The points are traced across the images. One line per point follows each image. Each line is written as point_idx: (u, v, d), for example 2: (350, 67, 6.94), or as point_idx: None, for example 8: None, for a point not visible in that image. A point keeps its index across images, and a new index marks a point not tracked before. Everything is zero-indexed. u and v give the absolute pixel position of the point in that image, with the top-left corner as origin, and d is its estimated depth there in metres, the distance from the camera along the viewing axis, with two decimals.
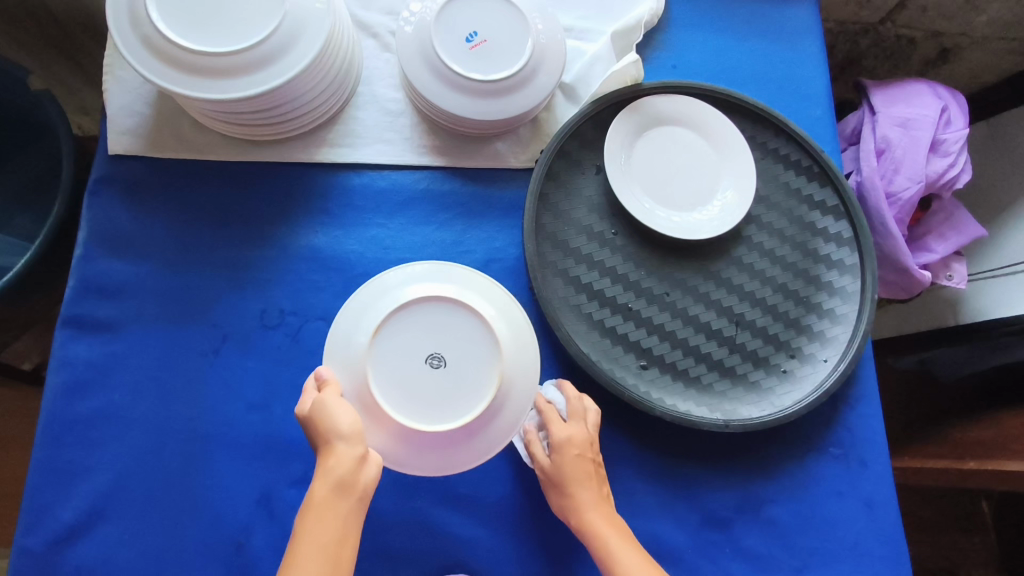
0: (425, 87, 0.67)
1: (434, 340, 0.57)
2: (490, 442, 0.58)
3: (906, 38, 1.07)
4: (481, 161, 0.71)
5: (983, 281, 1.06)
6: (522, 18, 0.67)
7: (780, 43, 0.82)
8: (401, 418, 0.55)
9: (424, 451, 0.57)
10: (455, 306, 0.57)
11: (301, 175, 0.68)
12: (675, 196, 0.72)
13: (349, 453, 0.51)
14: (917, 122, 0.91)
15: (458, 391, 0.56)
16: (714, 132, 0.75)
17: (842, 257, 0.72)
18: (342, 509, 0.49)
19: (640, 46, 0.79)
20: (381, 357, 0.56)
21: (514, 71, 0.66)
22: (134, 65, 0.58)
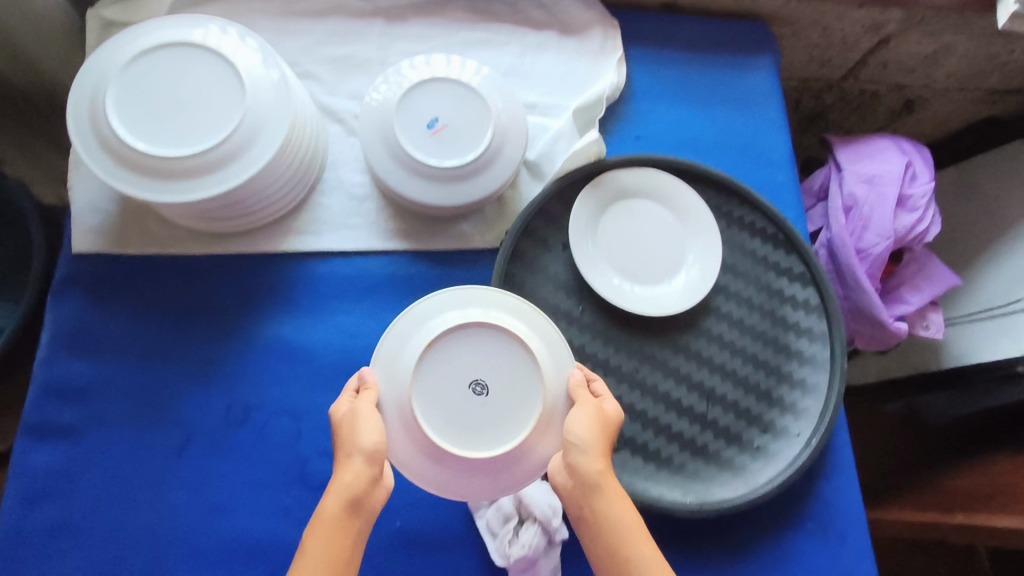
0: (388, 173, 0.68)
1: (482, 366, 0.55)
2: (515, 481, 0.55)
3: (870, 92, 1.09)
4: (447, 243, 0.71)
5: (964, 325, 1.07)
6: (483, 103, 0.68)
7: (742, 110, 0.83)
8: (432, 434, 0.53)
9: (447, 476, 0.55)
10: (503, 335, 0.55)
11: (266, 266, 0.69)
12: (643, 271, 0.72)
13: (364, 471, 0.50)
14: (883, 179, 0.93)
15: (498, 420, 0.54)
16: (680, 203, 0.75)
17: (811, 324, 0.72)
18: (352, 528, 0.49)
19: (604, 119, 0.80)
20: (429, 372, 0.55)
21: (475, 156, 0.67)
22: (93, 168, 0.59)
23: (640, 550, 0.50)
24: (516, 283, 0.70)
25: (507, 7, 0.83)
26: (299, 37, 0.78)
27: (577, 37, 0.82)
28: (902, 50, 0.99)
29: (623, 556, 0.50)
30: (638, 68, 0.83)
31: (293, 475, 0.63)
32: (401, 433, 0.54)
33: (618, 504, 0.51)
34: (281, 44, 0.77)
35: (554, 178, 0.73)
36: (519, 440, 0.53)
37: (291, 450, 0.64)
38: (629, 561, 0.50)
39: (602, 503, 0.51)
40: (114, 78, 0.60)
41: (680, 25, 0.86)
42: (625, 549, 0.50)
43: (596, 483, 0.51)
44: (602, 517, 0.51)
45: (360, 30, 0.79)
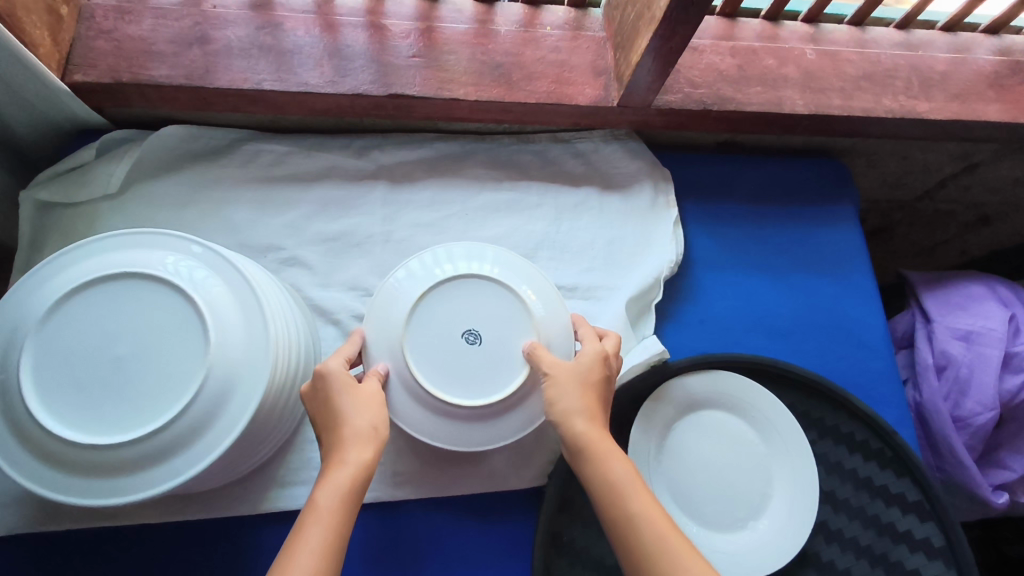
0: (401, 411, 0.53)
1: (476, 314, 0.53)
2: (506, 434, 0.53)
3: (945, 211, 0.95)
4: (473, 486, 0.56)
5: None
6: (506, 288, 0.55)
7: (822, 276, 0.69)
8: (423, 380, 0.51)
9: (435, 415, 0.52)
10: (491, 284, 0.55)
11: (239, 535, 0.53)
12: (720, 513, 0.57)
13: (366, 447, 0.44)
14: (983, 336, 0.78)
15: (488, 369, 0.52)
16: (764, 416, 0.60)
17: (936, 575, 0.57)
18: (353, 508, 0.41)
19: (663, 300, 0.66)
20: (424, 314, 0.53)
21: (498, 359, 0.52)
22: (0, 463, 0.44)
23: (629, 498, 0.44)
24: (562, 540, 0.54)
25: (537, 159, 0.69)
26: (283, 211, 0.63)
27: (622, 193, 0.68)
28: (989, 175, 0.85)
29: (621, 515, 0.43)
30: (697, 229, 0.69)
31: None
32: (395, 380, 0.52)
33: (609, 463, 0.46)
34: (261, 222, 0.62)
35: None
36: (511, 391, 0.52)
37: None
38: (626, 520, 0.43)
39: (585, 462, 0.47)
40: (31, 335, 0.45)
41: (744, 169, 0.73)
42: (621, 498, 0.44)
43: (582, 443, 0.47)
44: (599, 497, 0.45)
45: (359, 197, 0.65)
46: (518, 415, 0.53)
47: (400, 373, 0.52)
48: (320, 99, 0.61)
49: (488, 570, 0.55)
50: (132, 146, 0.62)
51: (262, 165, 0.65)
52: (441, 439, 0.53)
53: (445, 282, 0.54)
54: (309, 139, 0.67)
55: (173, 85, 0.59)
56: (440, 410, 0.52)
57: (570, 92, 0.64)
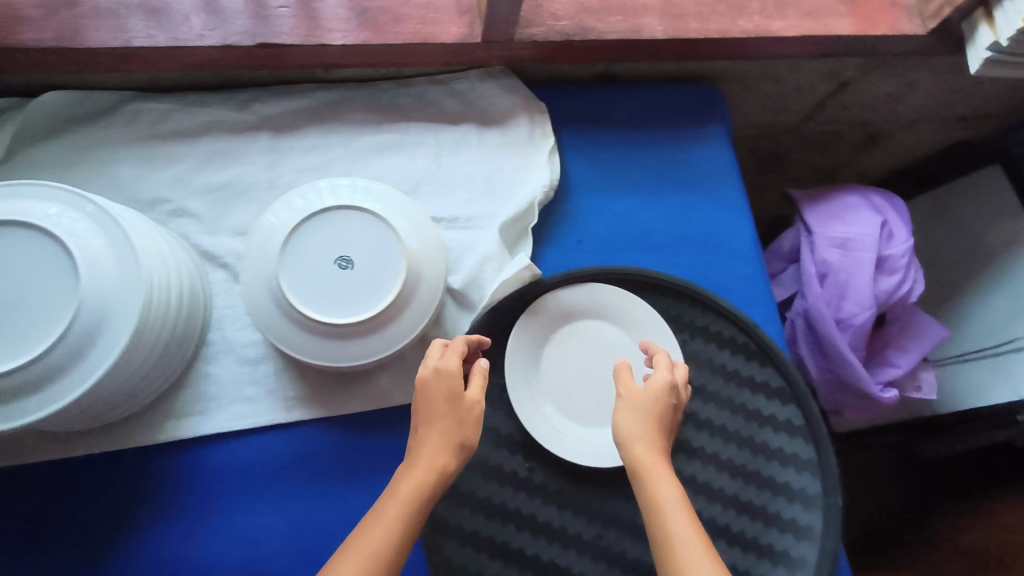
0: (281, 335, 0.56)
1: (346, 242, 0.57)
2: (386, 346, 0.57)
3: (832, 132, 1.00)
4: (363, 403, 0.60)
5: (951, 367, 1.02)
6: (374, 216, 0.58)
7: (694, 192, 0.73)
8: (299, 304, 0.54)
9: (316, 338, 0.56)
10: (360, 213, 0.58)
11: (144, 465, 0.58)
12: (596, 411, 0.62)
13: (445, 452, 0.48)
14: (857, 242, 0.83)
15: (362, 289, 0.56)
16: (637, 322, 0.64)
17: (797, 450, 0.63)
18: (427, 502, 0.47)
19: (540, 224, 0.70)
20: (297, 247, 0.56)
21: (371, 282, 0.56)
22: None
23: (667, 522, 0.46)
24: None
25: (417, 101, 0.72)
26: (168, 166, 0.66)
27: (499, 128, 0.72)
28: (863, 92, 0.90)
29: (661, 537, 0.46)
30: (574, 157, 0.73)
31: None
32: (275, 309, 0.56)
33: (659, 486, 0.48)
34: (147, 177, 0.65)
35: (484, 311, 0.63)
36: (383, 305, 0.55)
37: None
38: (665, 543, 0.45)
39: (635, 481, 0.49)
40: None
41: (619, 97, 0.77)
42: (662, 519, 0.46)
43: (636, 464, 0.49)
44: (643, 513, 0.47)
45: (243, 148, 0.68)
46: (398, 327, 0.57)
47: (279, 302, 0.55)
48: (191, 53, 0.63)
49: (380, 478, 0.60)
50: (15, 115, 0.64)
51: (146, 123, 0.67)
52: (320, 358, 0.56)
53: (315, 214, 0.57)
54: (191, 96, 0.69)
55: (42, 49, 0.61)
56: (319, 330, 0.55)
57: (435, 32, 0.67)
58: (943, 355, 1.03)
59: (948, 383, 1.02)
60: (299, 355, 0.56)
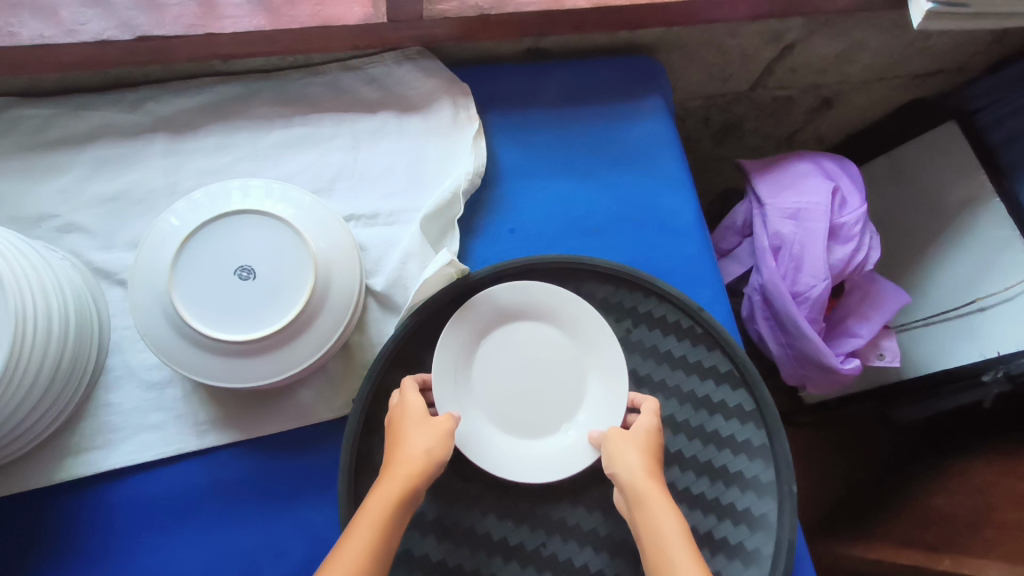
0: (178, 357, 0.51)
1: (246, 250, 0.52)
2: (297, 360, 0.52)
3: (783, 98, 0.96)
4: (281, 422, 0.55)
5: (916, 331, 1.01)
6: (276, 221, 0.53)
7: (632, 171, 0.69)
8: (195, 323, 0.49)
9: (217, 358, 0.51)
10: (260, 218, 0.53)
11: (43, 509, 0.53)
12: (533, 421, 0.58)
13: (423, 464, 0.46)
14: (809, 212, 0.80)
15: (265, 301, 0.51)
16: (574, 319, 0.59)
17: (749, 436, 0.59)
18: (405, 513, 0.44)
19: (467, 214, 0.65)
20: (190, 260, 0.51)
21: (276, 293, 0.51)
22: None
23: (670, 550, 0.42)
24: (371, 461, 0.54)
25: (329, 90, 0.67)
26: (52, 178, 0.60)
27: (420, 114, 0.67)
28: (809, 54, 0.86)
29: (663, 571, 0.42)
30: (503, 141, 0.68)
31: None
32: (168, 329, 0.50)
33: (660, 519, 0.44)
34: (29, 192, 0.59)
35: (407, 313, 0.58)
36: (289, 317, 0.50)
37: None
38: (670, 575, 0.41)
39: (640, 515, 0.45)
40: None
41: (549, 74, 0.72)
42: (663, 554, 0.43)
43: (641, 496, 0.46)
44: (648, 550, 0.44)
45: (137, 153, 0.62)
46: (309, 339, 0.52)
47: (173, 321, 0.50)
48: (65, 51, 0.58)
49: (302, 501, 0.55)
50: None
51: (26, 132, 0.61)
52: (224, 378, 0.51)
53: (208, 222, 0.52)
54: (76, 99, 0.63)
55: None
56: (219, 349, 0.50)
57: (337, 12, 0.62)
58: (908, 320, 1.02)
59: (912, 347, 1.00)
60: (200, 377, 0.51)
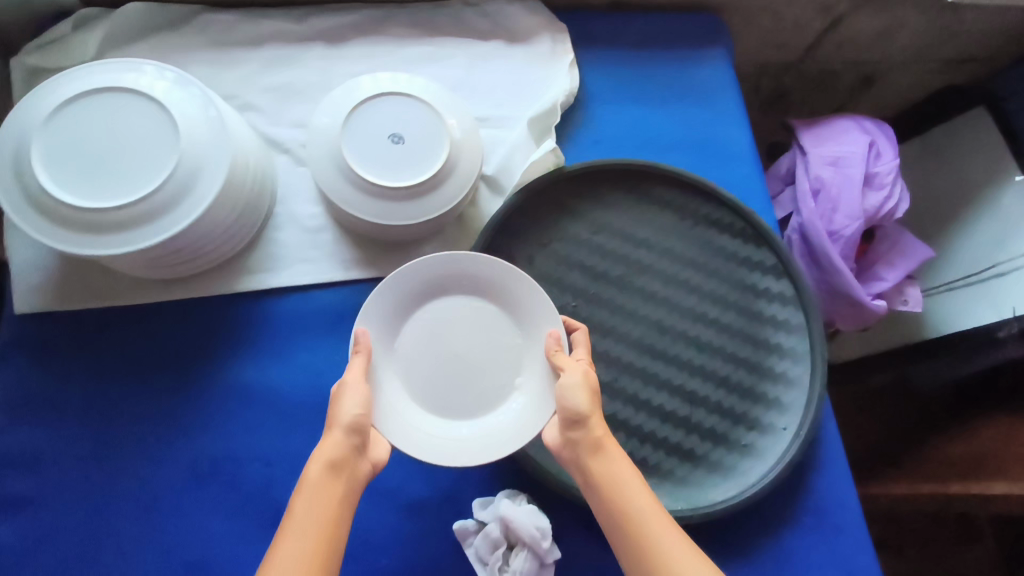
0: (344, 199, 0.65)
1: (398, 121, 0.66)
2: (433, 209, 0.65)
3: (827, 71, 1.09)
4: (410, 267, 0.69)
5: (938, 295, 1.09)
6: (422, 101, 0.66)
7: (699, 102, 0.81)
8: (361, 171, 0.64)
9: (374, 201, 0.65)
10: (409, 97, 0.66)
11: (222, 310, 0.66)
12: (462, 401, 0.59)
13: (344, 440, 0.50)
14: (848, 160, 0.92)
15: (413, 159, 0.65)
16: (510, 294, 0.61)
17: (787, 316, 0.71)
18: (340, 487, 0.48)
19: (560, 125, 0.78)
20: (356, 124, 0.65)
21: (421, 154, 0.65)
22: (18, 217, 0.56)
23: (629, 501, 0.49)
24: None
25: (452, 19, 0.81)
26: (235, 68, 0.75)
27: (526, 44, 0.80)
28: (855, 30, 0.99)
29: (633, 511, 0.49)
30: (591, 71, 0.81)
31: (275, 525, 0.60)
32: (337, 175, 0.64)
33: (615, 466, 0.51)
34: (218, 76, 0.74)
35: (514, 191, 0.71)
36: (431, 172, 0.64)
37: (265, 499, 0.61)
38: (632, 517, 0.49)
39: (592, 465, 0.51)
40: (38, 131, 0.57)
41: (633, 20, 0.85)
42: (620, 499, 0.49)
43: (596, 446, 0.51)
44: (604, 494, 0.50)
45: (299, 55, 0.76)
46: (443, 193, 0.65)
47: (343, 169, 0.64)
48: None
49: None
50: (103, 19, 0.73)
51: (216, 31, 0.76)
52: (376, 218, 0.65)
53: (370, 97, 0.66)
54: (254, 10, 0.78)
55: None
56: (376, 194, 0.64)
57: None
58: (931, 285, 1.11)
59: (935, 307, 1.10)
60: (358, 214, 0.65)
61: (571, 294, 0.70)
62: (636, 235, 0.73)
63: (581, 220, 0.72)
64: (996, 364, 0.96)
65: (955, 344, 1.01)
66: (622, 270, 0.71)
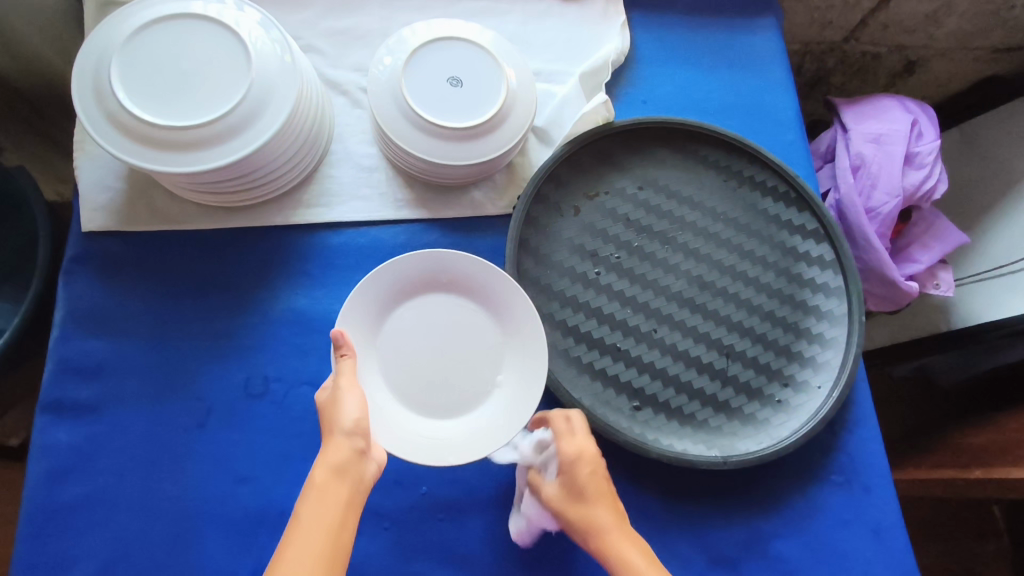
0: (404, 138, 0.66)
1: (458, 65, 0.67)
2: (486, 152, 0.67)
3: (871, 54, 1.09)
4: (459, 210, 0.71)
5: (968, 286, 1.05)
6: (481, 49, 0.68)
7: (748, 69, 0.82)
8: (418, 109, 0.65)
9: (429, 140, 0.66)
10: (469, 43, 0.68)
11: (278, 240, 0.68)
12: (438, 398, 0.61)
13: (348, 444, 0.50)
14: (889, 137, 0.92)
15: (470, 102, 0.66)
16: (489, 292, 0.63)
17: (826, 280, 0.72)
18: (343, 492, 0.48)
19: (611, 83, 0.80)
20: (417, 65, 0.66)
21: (479, 98, 0.66)
22: (101, 142, 0.57)
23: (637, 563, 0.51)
24: (530, 245, 0.69)
25: None
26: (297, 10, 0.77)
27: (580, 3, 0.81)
28: (902, 10, 0.99)
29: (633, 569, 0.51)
30: (641, 32, 0.82)
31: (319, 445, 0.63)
32: (395, 113, 0.66)
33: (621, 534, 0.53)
34: (280, 17, 0.76)
35: (564, 143, 0.72)
36: (488, 116, 0.65)
37: (312, 420, 0.64)
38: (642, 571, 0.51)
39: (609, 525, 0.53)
40: (117, 52, 0.59)
41: None
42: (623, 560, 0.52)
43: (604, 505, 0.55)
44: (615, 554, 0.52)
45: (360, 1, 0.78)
46: (497, 138, 0.67)
47: (401, 107, 0.65)
48: None
49: None
50: None
51: None
52: (435, 157, 0.66)
53: (432, 41, 0.67)
54: None
55: None
56: (433, 133, 0.66)
57: None
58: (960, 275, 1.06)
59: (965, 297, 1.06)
60: (418, 154, 0.66)
61: (614, 244, 0.71)
62: (680, 194, 0.74)
63: (627, 174, 0.74)
64: (1011, 361, 0.95)
65: (973, 336, 0.99)
66: (665, 225, 0.73)
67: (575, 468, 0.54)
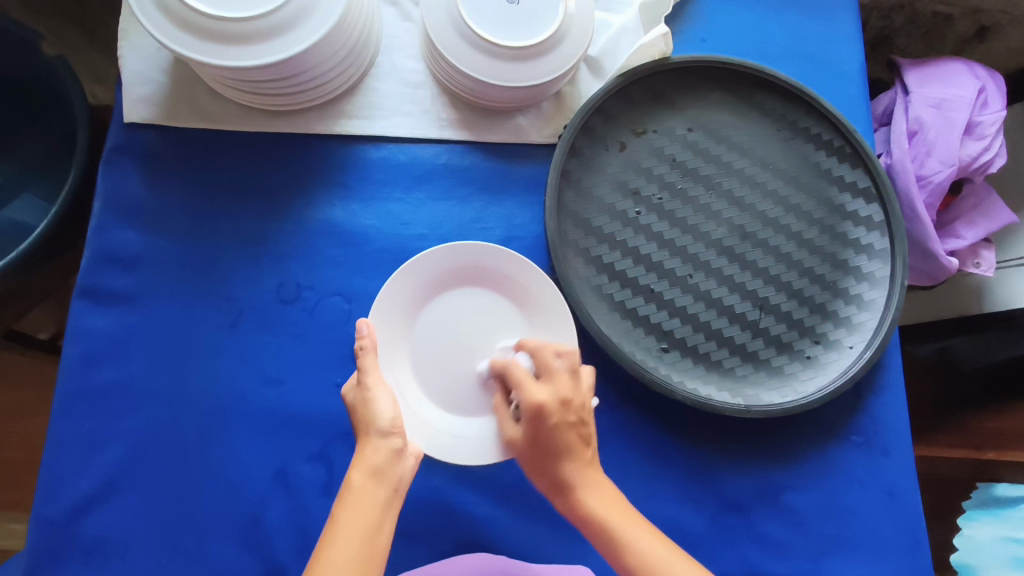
0: (469, 63, 0.63)
1: None
2: (533, 76, 0.63)
3: (943, 15, 1.03)
4: (503, 135, 0.69)
5: (1010, 270, 0.95)
6: None
7: (816, 16, 0.77)
8: (471, 21, 0.61)
9: (476, 56, 0.62)
10: None
11: (318, 148, 0.67)
12: (461, 391, 0.62)
13: (385, 446, 0.51)
14: (952, 104, 0.84)
15: (525, 19, 0.61)
16: (527, 288, 0.64)
17: (871, 241, 0.70)
18: (382, 493, 0.49)
19: (670, 16, 0.76)
20: None
21: (533, 19, 0.61)
22: (164, 41, 0.55)
23: (597, 498, 0.55)
24: (571, 177, 0.68)
25: None
26: None
27: None
28: None
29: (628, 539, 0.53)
30: None
31: (347, 354, 0.64)
32: (447, 24, 0.62)
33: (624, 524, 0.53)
34: None
35: (620, 74, 0.68)
36: (542, 38, 0.61)
37: (341, 330, 0.64)
38: (629, 543, 0.53)
39: (571, 466, 0.55)
40: None
41: None
42: (630, 548, 0.52)
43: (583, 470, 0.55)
44: (577, 497, 0.55)
45: None
46: (548, 62, 0.63)
47: (453, 18, 0.62)
48: None
49: (507, 195, 0.69)
50: None
51: None
52: (496, 80, 0.63)
53: None
54: None
55: None
56: (482, 48, 0.62)
57: None
58: (1004, 258, 0.96)
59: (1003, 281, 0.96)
60: (487, 80, 0.63)
61: (658, 185, 0.69)
62: (731, 139, 0.71)
63: (678, 114, 0.71)
64: None
65: (1008, 322, 0.91)
66: (712, 169, 0.70)
67: (543, 421, 0.53)
